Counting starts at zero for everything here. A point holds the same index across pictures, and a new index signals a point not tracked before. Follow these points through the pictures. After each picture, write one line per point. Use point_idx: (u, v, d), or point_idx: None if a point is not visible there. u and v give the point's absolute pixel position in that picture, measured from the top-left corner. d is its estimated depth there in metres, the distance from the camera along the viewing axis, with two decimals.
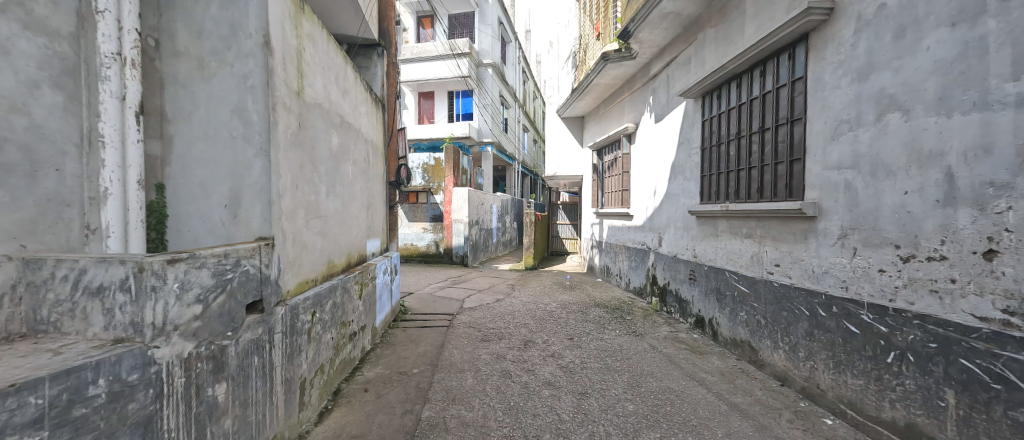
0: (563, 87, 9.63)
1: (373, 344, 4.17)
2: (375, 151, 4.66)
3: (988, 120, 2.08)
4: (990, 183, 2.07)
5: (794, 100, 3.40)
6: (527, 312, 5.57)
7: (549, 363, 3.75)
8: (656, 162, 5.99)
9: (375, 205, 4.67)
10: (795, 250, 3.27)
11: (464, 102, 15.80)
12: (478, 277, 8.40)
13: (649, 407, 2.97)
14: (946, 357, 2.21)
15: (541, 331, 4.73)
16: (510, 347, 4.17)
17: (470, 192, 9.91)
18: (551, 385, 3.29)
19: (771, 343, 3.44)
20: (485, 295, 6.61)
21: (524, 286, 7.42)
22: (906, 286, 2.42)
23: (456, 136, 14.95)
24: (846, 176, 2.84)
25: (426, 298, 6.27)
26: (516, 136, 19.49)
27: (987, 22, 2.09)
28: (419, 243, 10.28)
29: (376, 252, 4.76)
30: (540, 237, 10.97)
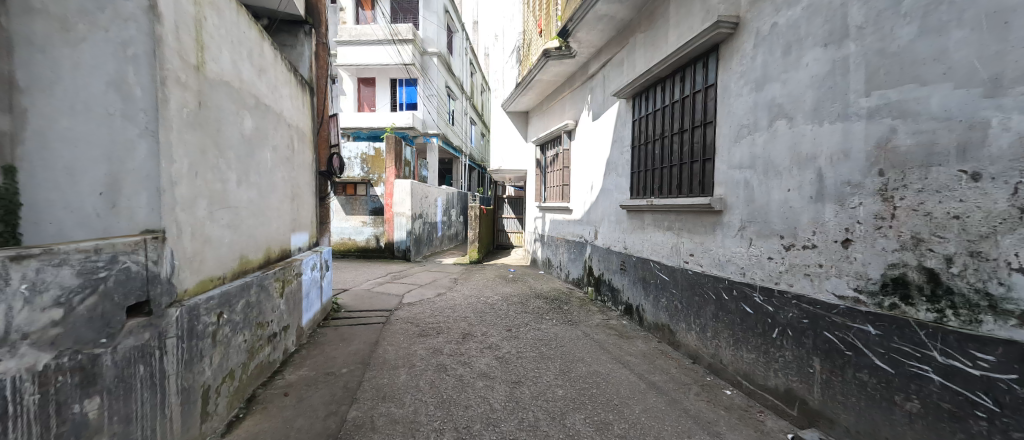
0: (507, 81, 9.63)
1: (300, 345, 3.89)
2: (301, 137, 4.30)
3: (848, 129, 2.41)
4: (848, 182, 2.40)
5: (707, 105, 3.73)
6: (467, 305, 5.56)
7: (485, 354, 3.77)
8: (593, 159, 6.25)
9: (301, 195, 4.31)
10: (706, 242, 3.62)
11: (408, 91, 15.19)
12: (420, 272, 8.18)
13: (577, 390, 3.12)
14: (814, 331, 2.58)
15: (480, 323, 4.74)
16: (449, 341, 4.12)
17: (412, 185, 9.57)
18: (485, 376, 3.31)
19: (687, 326, 3.78)
20: (427, 290, 6.47)
21: (467, 280, 7.39)
22: (789, 271, 2.79)
23: (398, 126, 14.42)
24: (746, 175, 3.18)
25: (362, 295, 6.00)
26: (462, 130, 19.27)
27: (849, 45, 2.42)
28: (358, 238, 9.72)
29: (304, 247, 4.41)
30: (484, 232, 10.79)
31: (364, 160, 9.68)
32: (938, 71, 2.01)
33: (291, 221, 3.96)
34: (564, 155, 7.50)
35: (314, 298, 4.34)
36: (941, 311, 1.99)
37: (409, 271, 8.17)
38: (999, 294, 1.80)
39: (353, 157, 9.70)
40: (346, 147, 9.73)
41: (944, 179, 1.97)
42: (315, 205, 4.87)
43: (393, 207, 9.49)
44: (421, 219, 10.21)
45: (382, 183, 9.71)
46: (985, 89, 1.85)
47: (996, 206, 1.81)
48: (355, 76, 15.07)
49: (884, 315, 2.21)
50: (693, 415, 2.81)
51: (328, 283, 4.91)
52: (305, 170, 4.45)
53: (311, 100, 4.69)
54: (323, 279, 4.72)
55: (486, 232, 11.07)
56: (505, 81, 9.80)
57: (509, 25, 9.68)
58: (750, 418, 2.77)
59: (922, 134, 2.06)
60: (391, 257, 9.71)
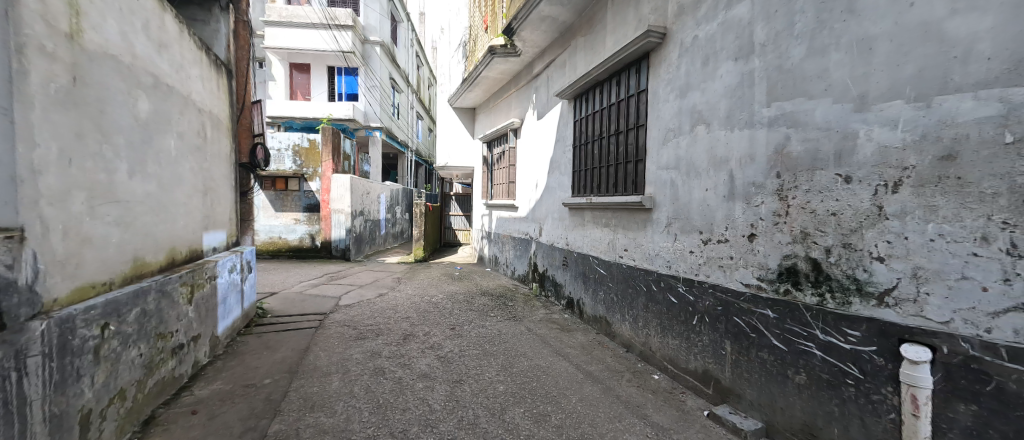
0: (454, 77, 9.48)
1: (215, 356, 3.53)
2: (216, 124, 3.90)
3: (753, 135, 2.68)
4: (753, 183, 2.67)
5: (639, 108, 3.94)
6: (409, 305, 5.41)
7: (426, 355, 3.70)
8: (537, 158, 6.37)
9: (217, 190, 3.91)
10: (638, 238, 3.84)
11: (347, 81, 14.34)
12: (360, 271, 7.80)
13: (518, 385, 3.17)
14: (725, 317, 2.85)
15: (422, 323, 4.64)
16: (388, 343, 3.97)
17: (351, 180, 9.04)
18: (426, 377, 3.25)
19: (622, 318, 4.00)
20: (367, 291, 6.19)
21: (411, 279, 7.20)
22: (706, 263, 3.04)
23: (335, 117, 13.62)
24: (671, 175, 3.42)
25: (292, 298, 5.58)
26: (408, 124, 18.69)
27: (754, 60, 2.69)
28: (290, 237, 9.05)
29: (220, 247, 4.00)
30: (430, 229, 10.58)
31: (297, 153, 8.91)
32: (821, 87, 2.30)
33: (202, 219, 3.57)
34: (510, 153, 7.55)
35: (232, 303, 3.96)
36: (822, 295, 2.29)
37: (348, 272, 7.77)
38: (864, 278, 2.11)
39: (283, 148, 8.90)
40: (275, 137, 8.85)
41: (825, 181, 2.26)
42: (234, 201, 4.44)
43: (329, 204, 8.94)
44: (363, 217, 9.72)
45: (317, 178, 9.07)
46: (855, 104, 2.14)
47: (862, 205, 2.11)
48: (288, 60, 13.96)
49: (781, 300, 2.49)
50: (624, 401, 2.98)
51: (251, 286, 4.51)
52: (222, 162, 4.04)
53: (229, 85, 4.26)
54: (245, 281, 4.34)
55: (433, 230, 10.83)
56: (452, 76, 9.62)
57: (455, 19, 9.50)
58: (674, 399, 3.02)
59: (810, 141, 2.34)
60: (329, 257, 9.14)
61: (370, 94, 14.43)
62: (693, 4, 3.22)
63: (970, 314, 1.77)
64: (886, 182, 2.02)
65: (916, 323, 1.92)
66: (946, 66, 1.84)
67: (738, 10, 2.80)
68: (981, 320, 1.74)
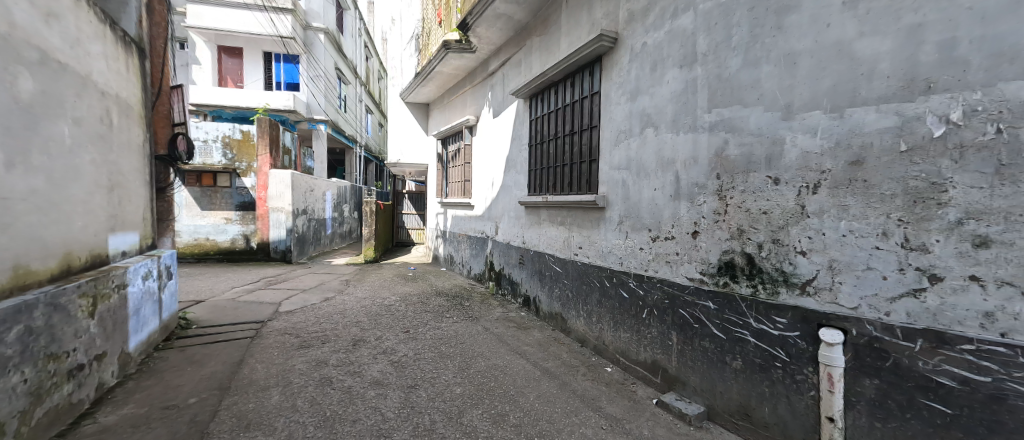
0: (406, 70, 9.26)
1: (126, 376, 3.20)
2: (127, 111, 3.54)
3: (696, 139, 2.86)
4: (696, 184, 2.86)
5: (593, 110, 4.08)
6: (360, 309, 5.24)
7: (379, 361, 3.61)
8: (493, 157, 6.40)
9: (127, 187, 3.55)
10: (591, 235, 3.97)
11: (286, 69, 13.67)
12: (303, 275, 7.42)
13: (476, 386, 3.18)
14: (672, 309, 3.03)
15: (374, 327, 4.51)
16: (336, 350, 3.83)
17: (293, 176, 8.62)
18: (378, 384, 3.17)
19: (577, 313, 4.13)
20: (312, 295, 5.90)
21: (361, 281, 6.97)
22: (654, 259, 3.22)
23: (272, 108, 12.79)
24: (623, 175, 3.57)
25: (222, 306, 5.18)
26: (356, 117, 18.00)
27: (698, 69, 2.87)
28: (219, 238, 8.42)
29: (132, 251, 3.64)
30: (382, 229, 10.28)
31: (228, 145, 8.30)
32: (755, 96, 2.50)
33: (107, 219, 3.21)
34: (465, 151, 7.50)
35: (148, 314, 3.62)
36: (755, 286, 2.51)
37: (290, 275, 7.37)
38: (790, 271, 2.33)
39: (211, 139, 8.23)
40: (200, 127, 8.15)
41: (757, 183, 2.48)
42: (150, 198, 4.06)
43: (268, 202, 8.46)
44: (307, 216, 9.26)
45: (253, 173, 8.52)
46: (783, 113, 2.36)
47: (788, 204, 2.33)
48: (216, 43, 12.96)
49: (720, 292, 2.70)
50: (580, 395, 3.09)
51: (170, 294, 4.15)
52: (134, 153, 3.66)
53: (141, 65, 3.89)
54: (164, 289, 3.98)
55: (384, 230, 10.52)
56: (405, 69, 9.38)
57: (407, 10, 9.26)
58: (625, 390, 3.18)
59: (745, 146, 2.55)
60: (265, 260, 8.67)
61: (312, 83, 13.71)
62: (643, 12, 3.38)
63: (874, 300, 2.01)
64: (808, 184, 2.25)
65: (831, 309, 2.16)
66: (856, 82, 2.07)
67: (683, 20, 2.98)
68: (882, 305, 1.99)
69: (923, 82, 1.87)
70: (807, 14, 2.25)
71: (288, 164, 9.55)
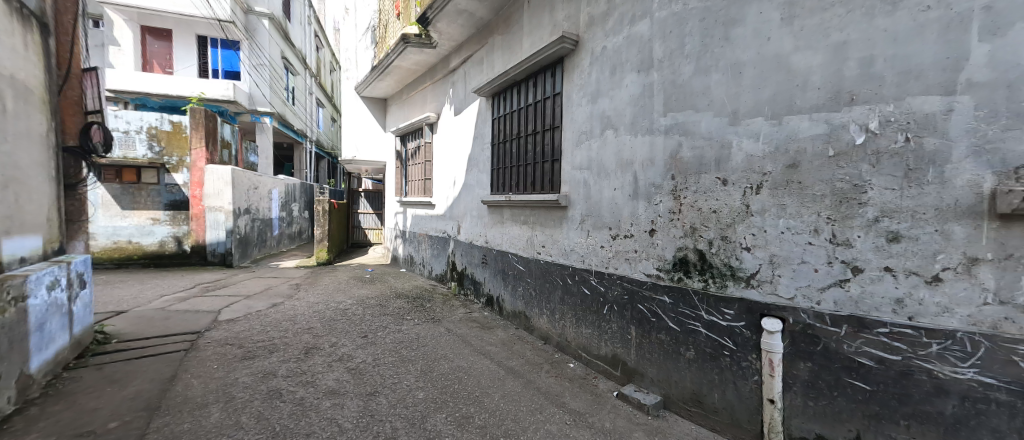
0: (360, 63, 8.94)
1: (27, 402, 2.76)
2: (24, 94, 3.14)
3: (653, 141, 3.00)
4: (653, 184, 3.00)
5: (554, 110, 4.17)
6: (312, 314, 5.04)
7: (334, 369, 3.47)
8: (455, 155, 6.35)
9: (26, 181, 3.11)
10: (554, 234, 4.05)
11: (224, 55, 12.91)
12: (246, 280, 6.98)
13: (440, 390, 3.15)
14: (631, 304, 3.16)
15: (329, 333, 4.35)
16: (286, 360, 3.64)
17: (231, 172, 8.06)
18: (334, 393, 3.05)
19: (540, 311, 4.21)
20: (257, 302, 5.55)
21: (313, 285, 6.68)
22: (614, 257, 3.34)
23: (207, 97, 11.90)
24: (584, 175, 3.68)
25: (149, 317, 4.72)
26: (305, 110, 17.20)
27: (654, 74, 3.01)
28: (145, 240, 7.73)
29: (34, 257, 3.18)
30: (336, 229, 9.91)
31: (154, 136, 7.73)
32: (705, 101, 2.66)
33: (1, 219, 2.80)
34: (425, 148, 7.37)
35: (54, 330, 3.15)
36: (706, 281, 2.67)
37: (232, 281, 6.91)
38: (737, 265, 2.51)
39: (133, 130, 7.60)
40: (120, 116, 7.51)
41: (708, 184, 2.64)
42: (58, 195, 3.62)
43: (202, 200, 7.91)
44: (250, 216, 8.78)
45: (184, 168, 7.97)
46: (730, 119, 2.53)
47: (734, 204, 2.51)
48: (138, 22, 11.94)
49: (674, 287, 2.84)
50: (544, 392, 3.15)
51: (84, 306, 3.66)
52: (33, 144, 3.24)
53: (44, 41, 3.46)
54: (75, 300, 3.49)
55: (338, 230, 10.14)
56: (360, 63, 9.04)
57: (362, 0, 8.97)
58: (588, 385, 3.29)
59: (697, 149, 2.70)
60: (202, 264, 8.08)
61: (253, 72, 12.96)
62: (602, 17, 3.50)
63: (808, 290, 2.21)
64: (752, 185, 2.42)
65: (772, 300, 2.35)
66: (791, 92, 2.27)
67: (640, 27, 3.12)
68: (815, 294, 2.19)
69: (846, 95, 2.08)
70: (750, 28, 2.43)
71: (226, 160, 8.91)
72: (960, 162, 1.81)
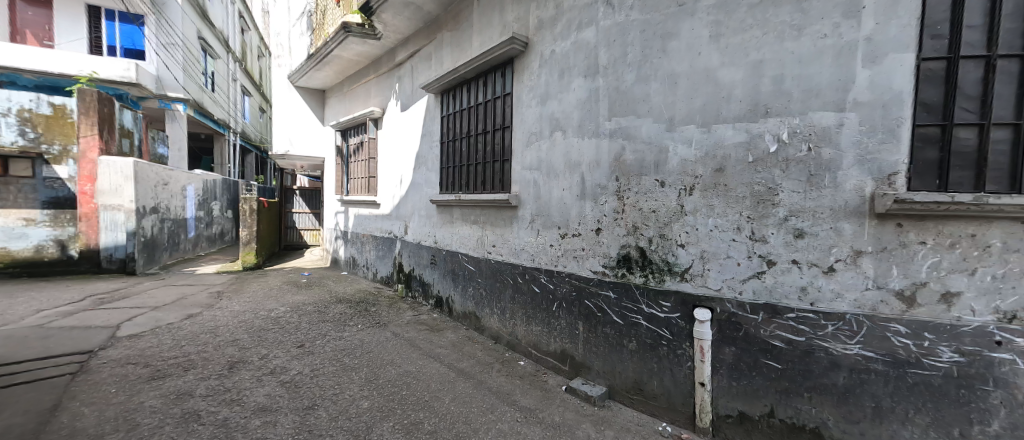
0: (294, 51, 8.29)
1: None
2: None
3: (599, 143, 3.15)
4: (599, 185, 3.14)
5: (505, 110, 4.23)
6: (238, 324, 4.64)
7: (266, 383, 3.21)
8: (402, 152, 6.21)
9: None
10: (504, 234, 4.11)
11: (125, 31, 11.54)
12: (154, 289, 6.17)
13: (386, 398, 3.06)
14: (579, 301, 3.29)
15: (258, 344, 4.03)
16: (204, 379, 3.24)
17: (135, 164, 6.97)
18: (266, 411, 2.80)
19: (491, 311, 4.25)
20: (167, 313, 4.93)
21: (239, 293, 6.15)
22: (563, 255, 3.45)
23: (100, 78, 10.34)
24: (534, 175, 3.77)
25: (28, 336, 3.98)
26: (226, 96, 15.72)
27: (600, 80, 3.15)
28: (14, 245, 6.45)
29: None
30: (265, 231, 9.28)
31: (27, 120, 6.38)
32: (645, 108, 2.84)
33: None
34: (369, 144, 7.11)
35: None
36: (646, 276, 2.85)
37: (134, 290, 6.05)
38: (672, 261, 2.71)
39: None
40: None
41: (648, 185, 2.81)
42: None
43: (95, 197, 6.72)
44: (158, 216, 7.72)
45: (70, 160, 6.69)
46: (667, 125, 2.72)
47: (670, 204, 2.70)
48: None
49: (619, 282, 3.00)
50: (496, 391, 3.20)
51: None
52: None
53: None
54: None
55: (267, 231, 9.40)
56: (293, 49, 8.39)
57: None
58: (539, 381, 3.38)
59: (639, 152, 2.87)
60: (94, 272, 6.88)
61: (161, 50, 11.56)
62: (551, 21, 3.61)
63: (732, 282, 2.46)
64: (686, 187, 2.63)
65: (702, 291, 2.57)
66: (718, 103, 2.49)
67: (587, 33, 3.26)
68: (737, 285, 2.45)
69: (763, 108, 2.35)
70: (684, 42, 2.64)
71: (127, 150, 7.57)
72: (848, 169, 2.15)
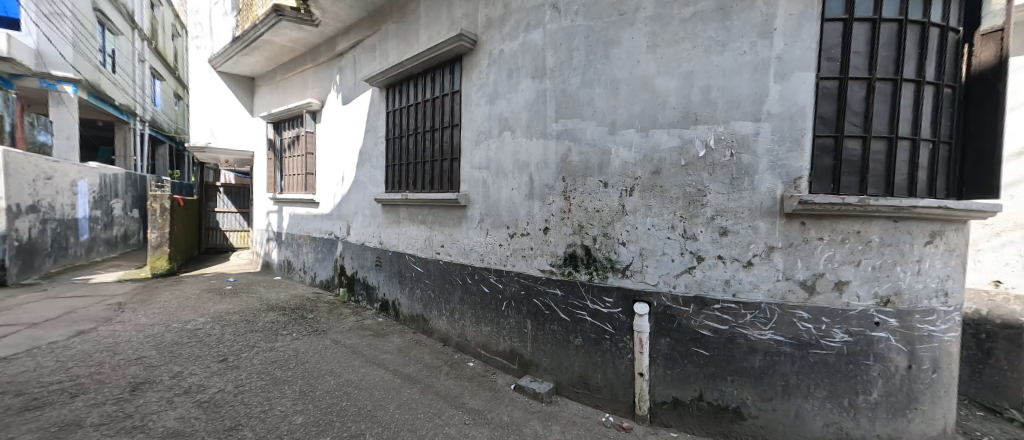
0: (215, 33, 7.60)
1: None
2: None
3: (546, 144, 3.22)
4: (546, 185, 3.22)
5: (453, 108, 4.20)
6: (145, 339, 4.18)
7: (179, 404, 2.91)
8: (344, 147, 5.94)
9: None
10: (453, 233, 4.09)
11: None
12: (33, 303, 5.35)
13: (322, 411, 2.90)
14: (527, 299, 3.35)
15: (169, 361, 3.65)
16: (97, 405, 2.86)
17: (7, 154, 6.03)
18: (177, 437, 2.54)
19: (439, 312, 4.20)
20: (49, 331, 4.30)
21: (145, 304, 5.52)
22: (512, 254, 3.49)
23: None
24: (483, 175, 3.78)
25: None
26: (132, 78, 13.99)
27: (547, 82, 3.24)
28: None
29: None
30: (180, 233, 8.42)
31: None
32: (590, 111, 2.96)
33: None
34: (306, 138, 6.71)
35: None
36: (590, 273, 2.97)
37: (5, 305, 5.21)
38: (614, 258, 2.84)
39: None
40: None
41: (593, 186, 2.93)
42: None
43: None
44: (36, 216, 6.74)
45: None
46: (609, 129, 2.85)
47: (613, 204, 2.84)
48: None
49: (565, 280, 3.09)
50: (443, 395, 3.17)
51: None
52: None
53: None
54: None
55: (183, 233, 8.52)
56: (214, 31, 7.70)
57: None
58: (488, 381, 3.40)
59: (584, 154, 2.98)
60: None
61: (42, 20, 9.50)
62: (499, 20, 3.64)
63: (667, 277, 2.64)
64: (627, 187, 2.77)
65: (641, 287, 2.73)
66: (655, 109, 2.66)
67: (534, 35, 3.32)
68: (672, 280, 2.62)
69: (693, 116, 2.54)
70: (625, 50, 2.78)
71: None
72: (764, 173, 2.39)
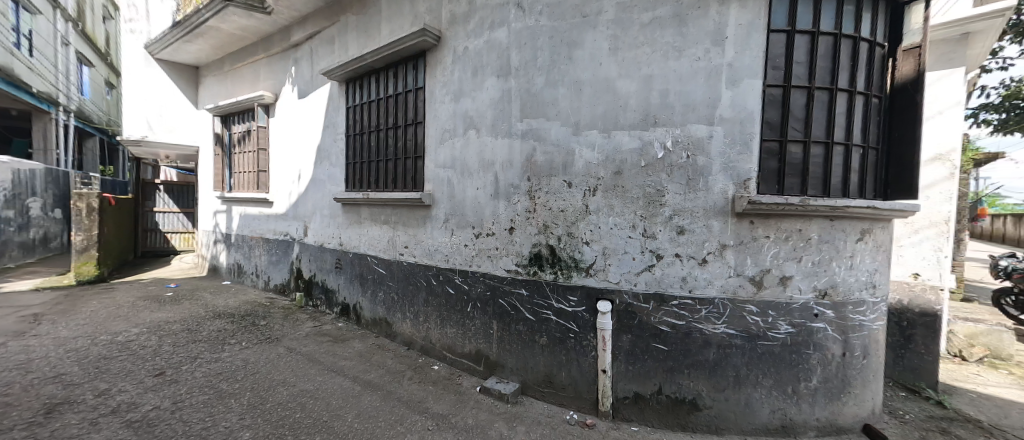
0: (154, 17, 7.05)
1: None
2: None
3: (511, 144, 3.24)
4: (511, 185, 3.23)
5: (416, 105, 4.12)
6: (69, 354, 3.79)
7: (108, 425, 2.66)
8: (300, 144, 5.68)
9: None
10: (417, 234, 4.01)
11: None
12: None
13: (273, 424, 2.75)
14: (492, 299, 3.34)
15: (96, 378, 3.33)
16: (4, 431, 2.56)
17: None
18: None
19: (403, 315, 4.11)
20: None
21: (68, 315, 5.01)
22: (477, 254, 3.47)
23: None
24: (448, 174, 3.73)
25: None
26: (54, 64, 12.66)
27: (512, 81, 3.25)
28: None
29: None
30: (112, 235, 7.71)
31: None
32: (554, 112, 3.00)
33: None
34: (258, 134, 6.36)
35: None
36: (555, 272, 3.00)
37: None
38: (578, 257, 2.90)
39: None
40: None
41: (558, 186, 2.97)
42: None
43: None
44: None
45: None
46: (573, 129, 2.91)
47: (577, 204, 2.89)
48: None
49: (531, 280, 3.11)
50: (405, 401, 3.10)
51: None
52: None
53: None
54: None
55: (115, 236, 7.81)
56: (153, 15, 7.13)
57: None
58: (453, 384, 3.36)
59: (548, 154, 3.01)
60: None
61: None
62: (463, 17, 3.62)
63: (629, 275, 2.72)
64: (590, 187, 2.83)
65: (604, 284, 2.80)
66: (617, 111, 2.74)
67: (499, 34, 3.33)
68: (633, 277, 2.71)
69: (652, 118, 2.64)
70: (588, 52, 2.84)
71: None
72: (717, 175, 2.52)
